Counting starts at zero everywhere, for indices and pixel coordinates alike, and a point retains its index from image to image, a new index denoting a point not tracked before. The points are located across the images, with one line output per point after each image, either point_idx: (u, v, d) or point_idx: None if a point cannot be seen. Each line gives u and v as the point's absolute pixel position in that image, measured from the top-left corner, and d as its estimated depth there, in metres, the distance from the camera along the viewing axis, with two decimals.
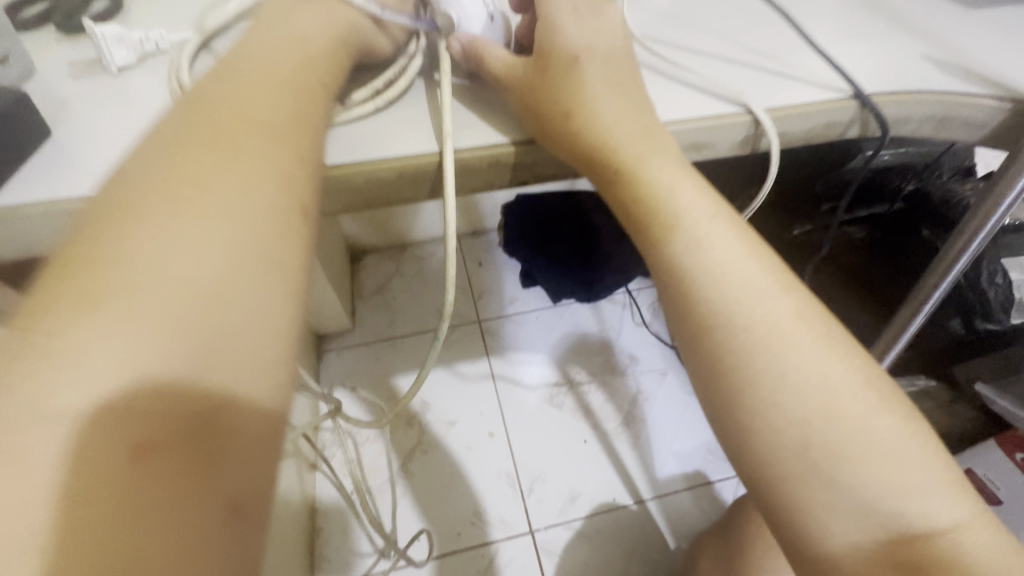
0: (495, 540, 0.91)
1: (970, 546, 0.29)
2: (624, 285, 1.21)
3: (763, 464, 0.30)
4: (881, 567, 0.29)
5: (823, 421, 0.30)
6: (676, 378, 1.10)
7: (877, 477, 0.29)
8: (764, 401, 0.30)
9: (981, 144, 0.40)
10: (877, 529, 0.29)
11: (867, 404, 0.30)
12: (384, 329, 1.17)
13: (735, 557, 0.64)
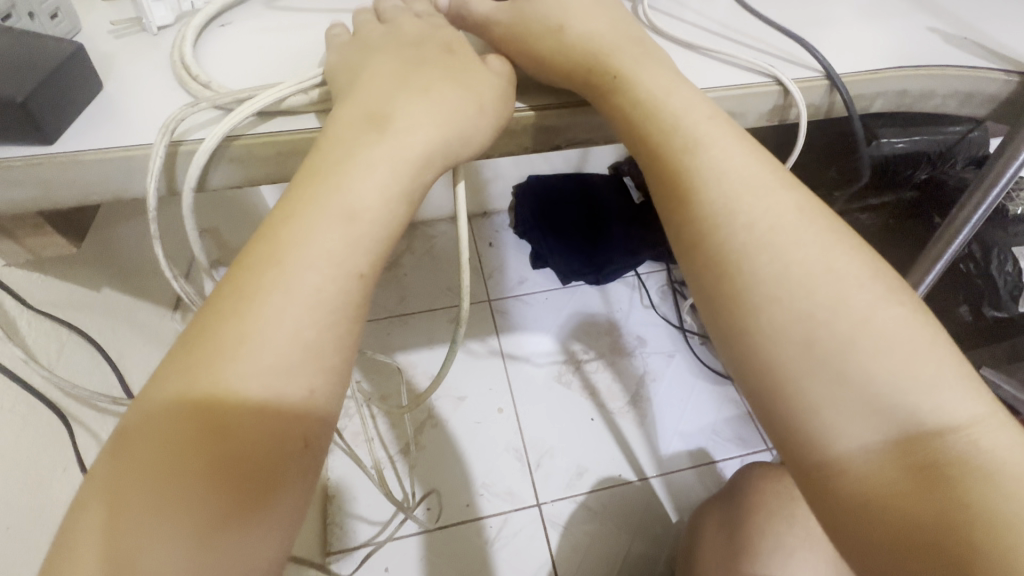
0: (503, 512, 0.93)
1: (988, 445, 0.29)
2: (633, 268, 1.23)
3: (770, 366, 0.32)
4: (895, 466, 0.29)
5: (827, 319, 0.31)
6: (683, 360, 1.12)
7: (889, 380, 0.30)
8: (767, 299, 0.32)
9: (1001, 121, 0.40)
10: (888, 426, 0.29)
11: (878, 317, 0.31)
12: (395, 306, 1.19)
13: (740, 526, 0.66)
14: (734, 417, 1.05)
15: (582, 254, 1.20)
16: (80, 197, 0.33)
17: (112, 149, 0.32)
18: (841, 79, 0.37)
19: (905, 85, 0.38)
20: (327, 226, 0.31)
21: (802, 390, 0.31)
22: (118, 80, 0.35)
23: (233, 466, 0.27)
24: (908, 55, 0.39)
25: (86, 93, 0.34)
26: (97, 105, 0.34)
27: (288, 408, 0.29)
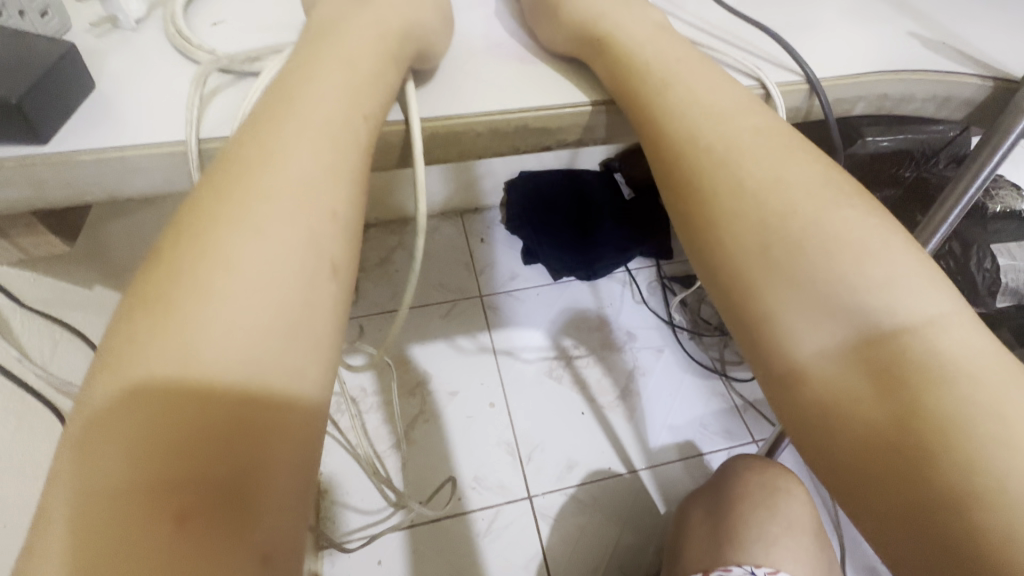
0: (494, 504, 0.94)
1: (947, 340, 0.29)
2: (623, 264, 1.24)
3: (728, 276, 0.33)
4: (853, 369, 0.29)
5: (782, 221, 0.32)
6: (672, 355, 1.13)
7: (856, 289, 0.30)
8: (726, 211, 0.33)
9: (974, 124, 0.42)
10: (843, 327, 0.30)
11: (850, 241, 0.31)
12: (387, 302, 1.19)
13: (725, 518, 0.67)
14: (721, 410, 1.07)
15: (573, 251, 1.22)
16: (76, 198, 0.34)
17: (107, 149, 0.32)
18: (820, 84, 0.38)
19: (885, 88, 0.39)
20: (289, 190, 0.29)
21: (760, 296, 0.32)
22: (112, 80, 0.35)
23: (193, 469, 0.23)
24: (888, 58, 0.40)
25: (80, 94, 0.34)
26: (90, 105, 0.34)
27: (273, 397, 0.25)
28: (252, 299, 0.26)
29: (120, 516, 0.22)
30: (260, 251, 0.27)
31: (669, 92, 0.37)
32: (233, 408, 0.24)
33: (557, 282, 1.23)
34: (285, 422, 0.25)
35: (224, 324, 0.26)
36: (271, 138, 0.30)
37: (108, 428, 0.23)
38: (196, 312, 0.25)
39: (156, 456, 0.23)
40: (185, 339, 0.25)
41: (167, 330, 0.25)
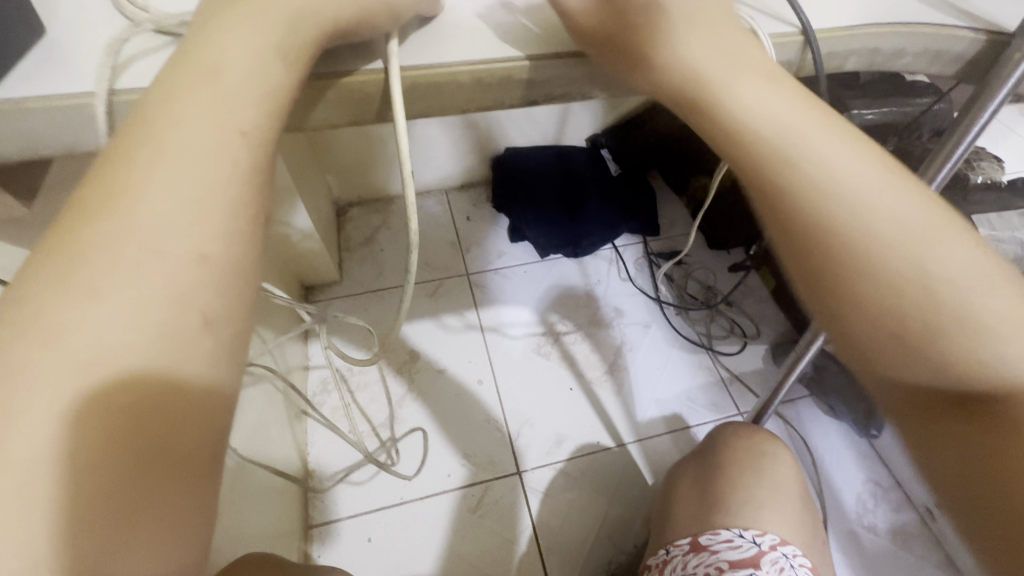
0: (484, 480, 0.94)
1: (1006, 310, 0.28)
2: (610, 240, 1.24)
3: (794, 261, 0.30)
4: (929, 360, 0.28)
5: (841, 201, 0.29)
6: (659, 331, 1.14)
7: (919, 269, 0.28)
8: (782, 188, 0.30)
9: (965, 81, 0.41)
10: (917, 316, 0.28)
11: (911, 214, 0.29)
12: (373, 281, 1.17)
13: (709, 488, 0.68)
14: (708, 384, 1.08)
15: (560, 228, 1.22)
16: (31, 149, 0.32)
17: (61, 96, 0.30)
18: (815, 34, 0.37)
19: (877, 41, 0.38)
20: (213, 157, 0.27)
21: (830, 290, 0.29)
22: (64, 26, 0.33)
23: (144, 468, 0.23)
24: (880, 11, 0.39)
25: (28, 39, 0.31)
26: (40, 52, 0.32)
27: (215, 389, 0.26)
28: (182, 280, 0.25)
29: (60, 517, 0.21)
30: (190, 226, 0.26)
31: None
32: (180, 405, 0.24)
33: (544, 259, 1.22)
34: (211, 402, 0.25)
35: (160, 311, 0.24)
36: (194, 85, 0.27)
37: (35, 425, 0.21)
38: (126, 293, 0.24)
39: (100, 458, 0.22)
40: (119, 325, 0.23)
41: (91, 312, 0.23)
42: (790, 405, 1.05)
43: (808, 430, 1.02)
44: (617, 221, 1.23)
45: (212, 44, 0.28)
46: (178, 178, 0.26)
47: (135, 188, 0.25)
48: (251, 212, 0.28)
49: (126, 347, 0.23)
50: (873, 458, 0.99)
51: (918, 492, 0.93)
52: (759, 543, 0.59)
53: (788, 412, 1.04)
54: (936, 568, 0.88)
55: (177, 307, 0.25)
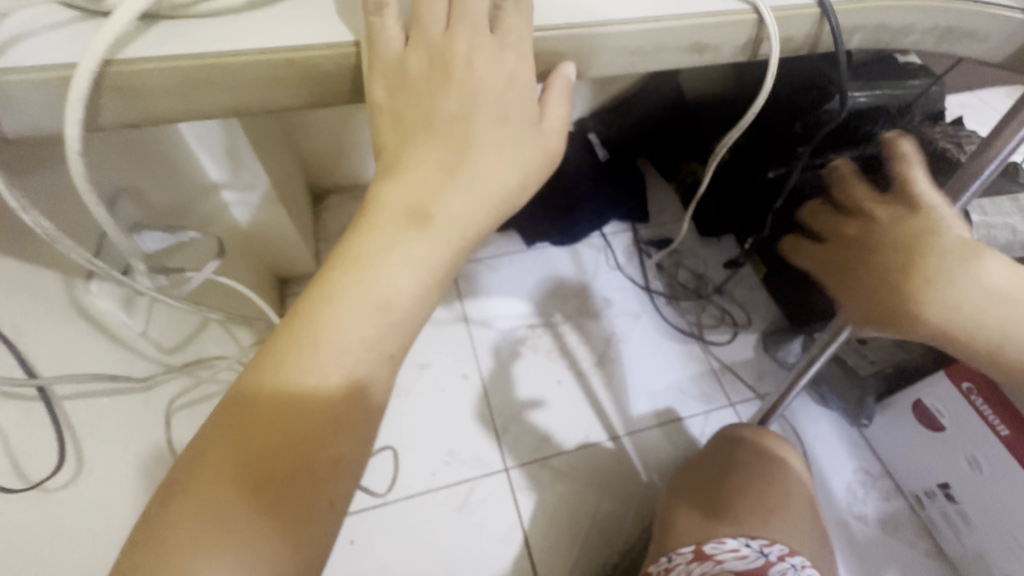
0: (473, 477, 0.92)
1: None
2: (599, 228, 1.21)
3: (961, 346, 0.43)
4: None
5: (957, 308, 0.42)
6: (649, 321, 1.12)
7: None
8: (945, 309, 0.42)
9: (981, 60, 0.38)
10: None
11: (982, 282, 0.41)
12: None
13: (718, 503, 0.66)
14: (699, 374, 1.07)
15: (547, 217, 1.18)
16: None
17: None
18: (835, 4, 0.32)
19: (884, 18, 0.35)
20: (446, 208, 0.30)
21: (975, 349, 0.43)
22: None
23: (301, 489, 0.27)
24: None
25: None
26: None
27: (360, 441, 0.29)
28: (366, 334, 0.28)
29: (230, 511, 0.26)
30: (394, 284, 0.29)
31: (652, 23, 0.31)
32: (329, 446, 0.28)
33: (531, 249, 1.20)
34: (350, 426, 0.28)
35: (345, 361, 0.28)
36: (409, 174, 0.30)
37: (238, 426, 0.27)
38: (334, 338, 0.28)
39: (271, 475, 0.27)
40: (316, 364, 0.28)
41: (311, 348, 0.28)
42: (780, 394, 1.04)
43: (798, 419, 1.01)
44: (606, 209, 1.21)
45: (424, 125, 0.30)
46: (409, 235, 0.29)
47: (371, 239, 0.29)
48: (447, 272, 0.30)
49: (314, 384, 0.28)
50: (863, 446, 0.98)
51: (907, 480, 0.93)
52: (766, 554, 0.59)
53: None
54: (924, 556, 0.88)
55: (356, 360, 0.28)
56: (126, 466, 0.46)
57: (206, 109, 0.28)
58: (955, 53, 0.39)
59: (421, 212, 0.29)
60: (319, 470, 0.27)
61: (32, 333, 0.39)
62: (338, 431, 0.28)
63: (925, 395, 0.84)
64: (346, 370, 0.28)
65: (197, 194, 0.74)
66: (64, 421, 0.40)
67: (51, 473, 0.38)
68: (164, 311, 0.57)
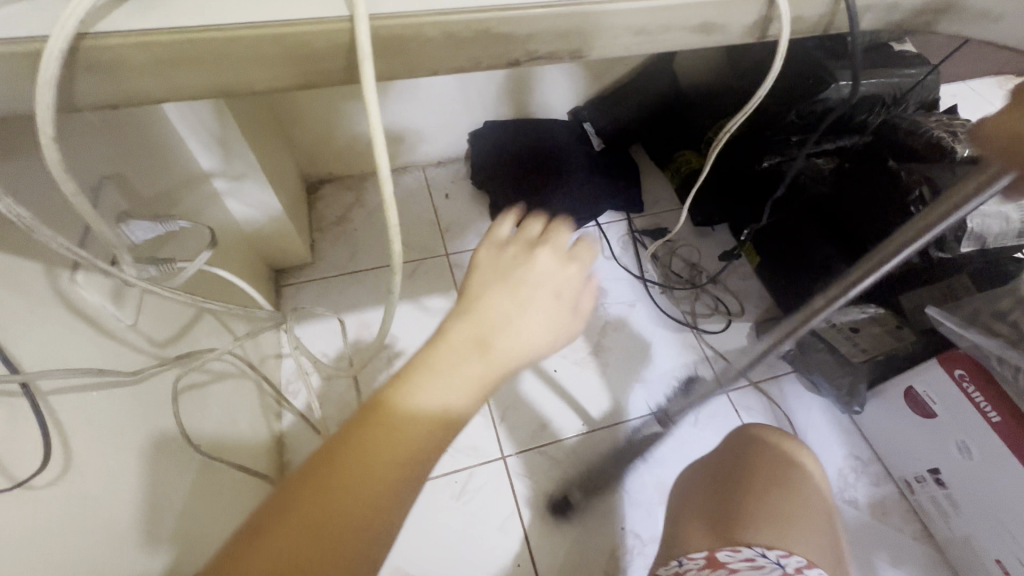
0: (468, 466, 0.92)
1: None
2: (593, 218, 1.20)
3: None
4: None
5: None
6: (644, 310, 1.12)
7: None
8: None
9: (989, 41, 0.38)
10: None
11: None
12: (347, 263, 1.12)
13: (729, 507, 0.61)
14: (693, 363, 1.07)
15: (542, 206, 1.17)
16: None
17: None
18: None
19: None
20: (497, 306, 0.46)
21: None
22: None
23: (346, 533, 0.34)
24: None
25: None
26: None
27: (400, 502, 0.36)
28: (436, 396, 0.40)
29: (296, 534, 0.33)
30: (468, 367, 0.41)
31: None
32: (379, 503, 0.35)
33: None
34: (398, 488, 0.35)
35: (417, 432, 0.38)
36: None
37: (334, 459, 0.35)
38: (432, 388, 0.40)
39: (334, 513, 0.34)
40: (406, 418, 0.38)
41: (418, 389, 0.40)
42: (773, 382, 1.05)
43: (791, 407, 1.02)
44: (600, 198, 1.20)
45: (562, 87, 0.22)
46: (494, 315, 0.45)
47: (472, 318, 0.45)
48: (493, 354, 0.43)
49: (393, 440, 0.37)
50: (855, 433, 0.99)
51: (898, 466, 0.94)
52: (784, 565, 0.55)
53: (771, 389, 1.04)
54: (914, 540, 0.90)
55: (426, 430, 0.38)
56: (114, 460, 0.45)
57: (187, 89, 0.25)
58: (963, 36, 0.38)
59: (513, 307, 0.46)
60: (361, 517, 0.34)
61: (12, 325, 0.37)
62: (389, 493, 0.35)
63: (916, 383, 0.86)
64: (418, 431, 0.38)
65: (187, 181, 0.73)
66: (48, 416, 0.38)
67: (36, 470, 0.36)
68: (151, 302, 0.56)
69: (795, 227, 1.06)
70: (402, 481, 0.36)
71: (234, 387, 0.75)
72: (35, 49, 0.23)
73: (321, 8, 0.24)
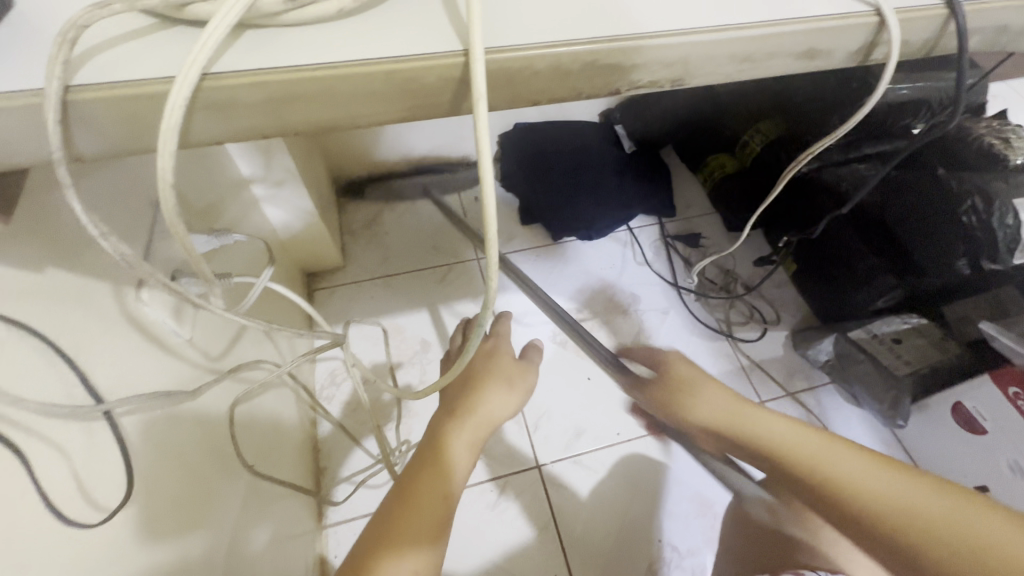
0: (504, 475, 0.92)
1: None
2: (625, 222, 1.19)
3: None
4: None
5: None
6: (678, 317, 1.10)
7: None
8: None
9: None
10: None
11: None
12: (379, 266, 1.12)
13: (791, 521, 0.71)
14: (729, 371, 1.05)
15: (573, 211, 1.16)
16: None
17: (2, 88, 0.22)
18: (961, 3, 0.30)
19: (1009, 18, 0.32)
20: (497, 405, 0.60)
21: None
22: None
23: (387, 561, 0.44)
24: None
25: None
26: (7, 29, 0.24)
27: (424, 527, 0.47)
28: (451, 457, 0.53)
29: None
30: (459, 430, 0.56)
31: (769, 26, 0.28)
32: (403, 527, 0.46)
33: (558, 244, 1.18)
34: (421, 521, 0.47)
35: (429, 477, 0.50)
36: None
37: (373, 525, 0.47)
38: (434, 451, 0.53)
39: (373, 550, 0.44)
40: (420, 472, 0.51)
41: (430, 454, 0.53)
42: (811, 393, 1.03)
43: (830, 418, 1.00)
44: (633, 202, 1.18)
45: None
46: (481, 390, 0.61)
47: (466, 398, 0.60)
48: (479, 410, 0.58)
49: (410, 488, 0.49)
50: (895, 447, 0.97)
51: None
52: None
53: (809, 400, 1.02)
54: None
55: (435, 473, 0.51)
56: (177, 477, 0.45)
57: (294, 125, 0.24)
58: None
59: (482, 381, 0.62)
60: (393, 552, 0.44)
61: (87, 349, 0.37)
62: (410, 521, 0.46)
63: (966, 399, 0.84)
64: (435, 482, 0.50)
65: (232, 189, 0.73)
66: (125, 440, 0.38)
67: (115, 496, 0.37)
68: (207, 317, 0.56)
69: (835, 233, 1.02)
70: (419, 517, 0.47)
71: (275, 397, 0.75)
72: (154, 93, 0.22)
73: (435, 41, 0.24)
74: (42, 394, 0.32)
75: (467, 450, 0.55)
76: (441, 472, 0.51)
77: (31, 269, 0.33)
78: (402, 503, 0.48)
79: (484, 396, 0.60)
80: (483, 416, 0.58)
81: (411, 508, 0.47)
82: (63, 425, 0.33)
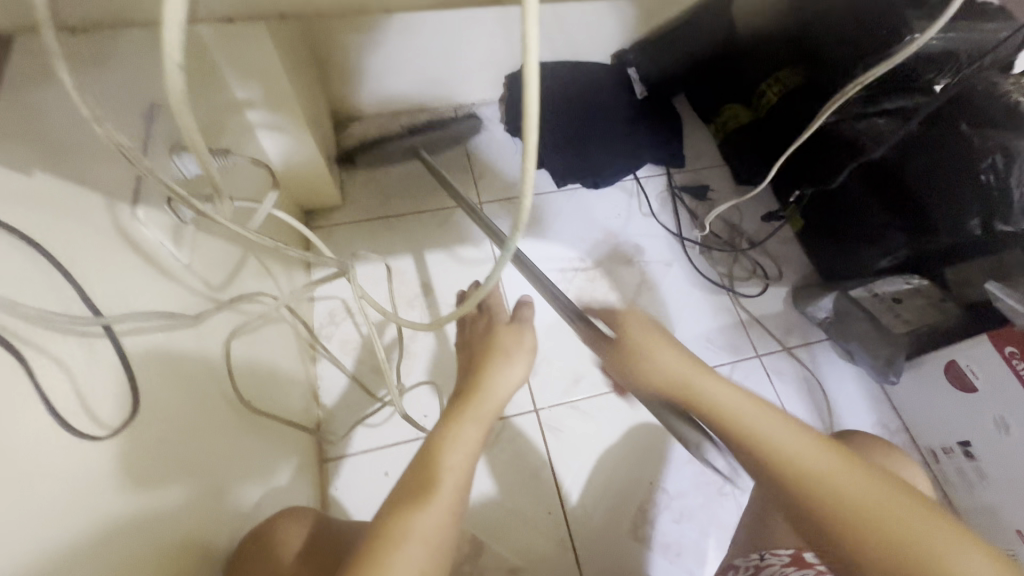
0: (502, 417, 0.93)
1: None
2: (634, 171, 1.15)
3: None
4: None
5: None
6: (680, 270, 1.09)
7: None
8: None
9: None
10: None
11: None
12: (379, 206, 1.08)
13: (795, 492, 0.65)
14: (728, 326, 1.05)
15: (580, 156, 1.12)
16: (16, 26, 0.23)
17: None
18: None
19: None
20: (503, 378, 0.59)
21: None
22: None
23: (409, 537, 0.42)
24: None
25: None
26: None
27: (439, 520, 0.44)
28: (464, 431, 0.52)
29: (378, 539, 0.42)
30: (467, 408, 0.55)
31: None
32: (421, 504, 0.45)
33: (563, 190, 1.15)
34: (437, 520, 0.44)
35: (442, 454, 0.49)
36: None
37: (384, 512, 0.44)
38: (451, 431, 0.52)
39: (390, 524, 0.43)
40: (434, 450, 0.50)
41: (444, 432, 0.52)
42: (806, 348, 1.04)
43: (823, 374, 1.01)
44: (643, 150, 1.14)
45: None
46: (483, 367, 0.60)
47: (473, 380, 0.59)
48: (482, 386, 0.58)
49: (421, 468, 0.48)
50: (885, 403, 0.99)
51: (924, 436, 0.95)
52: None
53: (805, 355, 1.03)
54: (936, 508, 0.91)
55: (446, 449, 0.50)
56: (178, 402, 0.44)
57: None
58: None
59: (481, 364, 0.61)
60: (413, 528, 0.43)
61: (85, 261, 0.35)
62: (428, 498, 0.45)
63: (959, 356, 0.85)
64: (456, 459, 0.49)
65: (228, 112, 0.68)
66: (127, 358, 0.37)
67: (114, 412, 0.35)
68: (205, 242, 0.53)
69: (847, 188, 1.01)
70: (427, 498, 0.45)
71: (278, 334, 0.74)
72: None
73: None
74: (39, 302, 0.30)
75: (480, 419, 0.54)
76: (449, 450, 0.50)
77: (17, 168, 0.31)
78: (415, 485, 0.46)
79: (490, 371, 0.59)
80: (491, 392, 0.58)
81: (425, 488, 0.46)
82: (61, 337, 0.31)
